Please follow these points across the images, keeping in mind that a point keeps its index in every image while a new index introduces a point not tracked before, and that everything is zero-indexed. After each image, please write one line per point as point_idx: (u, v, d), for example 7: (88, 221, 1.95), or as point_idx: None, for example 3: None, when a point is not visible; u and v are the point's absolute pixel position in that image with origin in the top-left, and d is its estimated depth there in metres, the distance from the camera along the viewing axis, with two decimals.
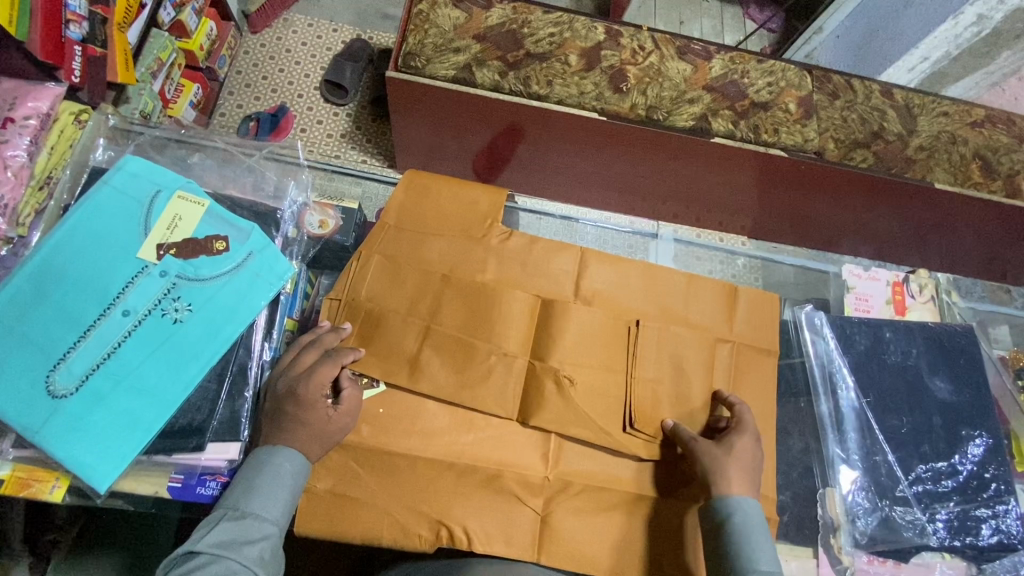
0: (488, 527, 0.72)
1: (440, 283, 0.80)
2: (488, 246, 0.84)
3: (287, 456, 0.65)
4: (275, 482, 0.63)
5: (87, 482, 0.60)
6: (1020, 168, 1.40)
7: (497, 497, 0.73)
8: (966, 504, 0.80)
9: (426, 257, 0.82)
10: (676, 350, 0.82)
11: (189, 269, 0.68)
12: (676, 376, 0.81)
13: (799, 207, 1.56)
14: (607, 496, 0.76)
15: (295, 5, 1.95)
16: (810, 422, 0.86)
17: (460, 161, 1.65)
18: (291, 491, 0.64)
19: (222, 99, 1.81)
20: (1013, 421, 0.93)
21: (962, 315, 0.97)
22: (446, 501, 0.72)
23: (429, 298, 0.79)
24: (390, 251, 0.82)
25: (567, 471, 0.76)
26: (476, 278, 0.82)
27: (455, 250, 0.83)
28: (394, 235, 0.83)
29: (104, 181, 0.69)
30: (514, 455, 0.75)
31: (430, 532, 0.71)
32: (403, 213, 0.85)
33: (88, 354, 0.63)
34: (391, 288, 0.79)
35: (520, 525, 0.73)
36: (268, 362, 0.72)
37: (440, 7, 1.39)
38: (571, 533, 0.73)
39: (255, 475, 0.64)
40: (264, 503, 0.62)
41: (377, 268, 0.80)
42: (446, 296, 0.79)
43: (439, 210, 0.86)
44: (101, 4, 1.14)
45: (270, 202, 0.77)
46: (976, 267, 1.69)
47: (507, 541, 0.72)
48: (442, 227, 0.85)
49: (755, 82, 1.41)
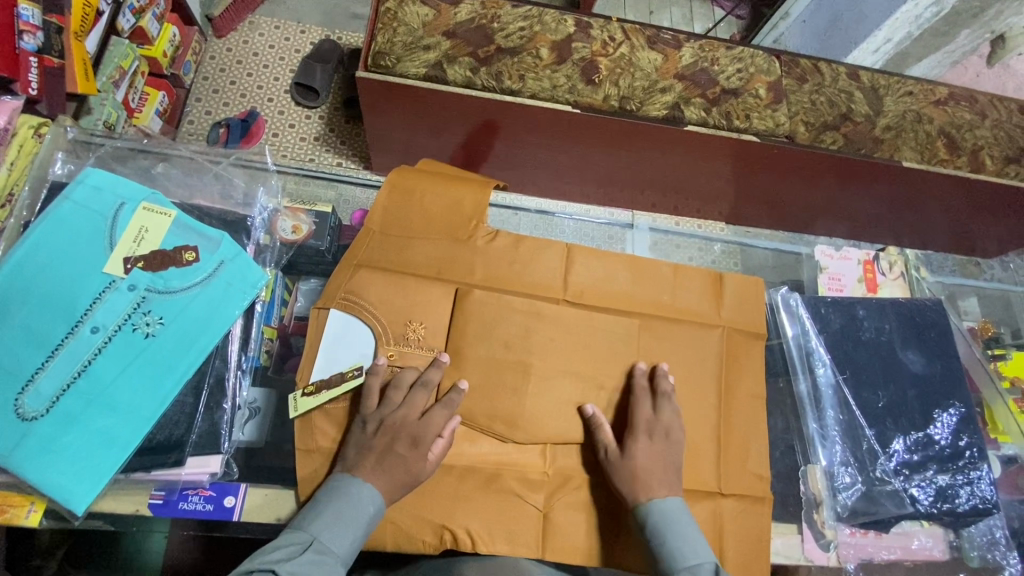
0: (491, 527, 0.72)
1: (428, 285, 0.79)
2: (475, 247, 0.83)
3: (371, 496, 0.65)
4: (361, 518, 0.64)
5: (65, 504, 0.59)
6: (982, 143, 1.43)
7: (493, 493, 0.74)
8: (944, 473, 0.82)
9: (414, 262, 0.80)
10: (659, 341, 0.83)
11: (159, 282, 0.67)
12: (658, 366, 0.82)
13: (774, 192, 1.59)
14: (604, 488, 0.76)
15: (260, 6, 1.92)
16: (790, 402, 0.88)
17: (437, 159, 1.64)
18: (364, 532, 0.64)
19: (190, 106, 1.78)
20: (983, 389, 0.96)
21: (932, 289, 1.00)
22: (446, 505, 0.72)
23: (412, 300, 0.78)
24: (374, 258, 0.80)
25: (565, 467, 0.77)
26: (464, 280, 0.81)
27: (440, 253, 0.82)
28: (379, 242, 0.81)
29: (65, 196, 0.67)
30: (512, 455, 0.76)
31: (434, 537, 0.71)
32: (386, 218, 0.83)
33: (57, 375, 0.61)
34: (378, 294, 0.78)
35: (522, 522, 0.74)
36: (247, 372, 0.71)
37: (408, 5, 1.38)
38: (570, 525, 0.75)
39: (345, 507, 0.64)
40: (344, 536, 0.63)
41: (365, 279, 0.78)
42: (433, 299, 0.79)
43: (423, 212, 0.83)
44: (55, 12, 1.11)
45: (240, 209, 0.76)
46: (947, 242, 1.74)
47: (510, 539, 0.72)
48: (427, 232, 0.83)
49: (725, 69, 1.43)
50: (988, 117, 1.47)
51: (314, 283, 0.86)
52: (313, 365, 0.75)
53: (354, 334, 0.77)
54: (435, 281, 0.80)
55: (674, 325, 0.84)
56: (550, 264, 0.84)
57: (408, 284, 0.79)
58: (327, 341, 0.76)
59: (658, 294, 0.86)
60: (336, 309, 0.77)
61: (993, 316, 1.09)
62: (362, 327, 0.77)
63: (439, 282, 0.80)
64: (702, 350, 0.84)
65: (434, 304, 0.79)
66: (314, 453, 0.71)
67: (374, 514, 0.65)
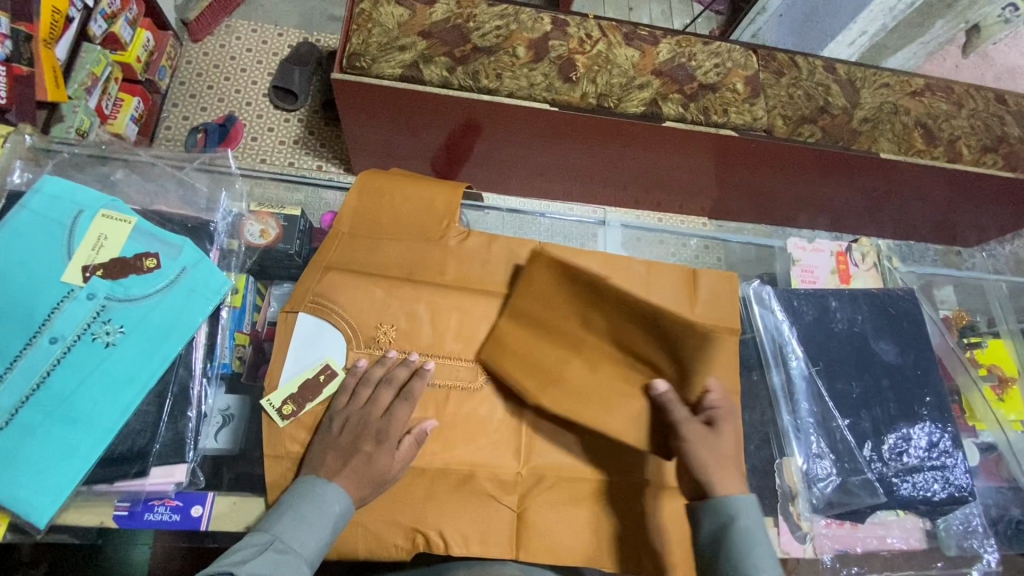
0: (465, 527, 0.71)
1: (399, 288, 0.79)
2: (446, 248, 0.83)
3: (338, 495, 0.65)
4: (325, 517, 0.64)
5: (25, 518, 0.58)
6: (959, 133, 1.45)
7: (469, 494, 0.73)
8: (922, 462, 0.82)
9: (384, 265, 0.80)
10: None
11: (119, 290, 0.66)
12: None
13: (755, 186, 1.59)
14: (579, 484, 0.76)
15: (236, 10, 1.90)
16: (765, 398, 0.87)
17: (418, 160, 1.63)
18: (331, 532, 0.64)
19: (166, 112, 1.76)
20: (958, 377, 0.96)
21: (906, 279, 1.00)
22: (419, 507, 0.71)
23: (383, 302, 0.79)
24: (343, 261, 0.79)
25: (539, 464, 0.76)
26: (434, 280, 0.81)
27: (411, 254, 0.81)
28: (349, 245, 0.81)
29: (21, 205, 0.66)
30: (487, 455, 0.76)
31: (406, 540, 0.70)
32: (356, 220, 0.82)
33: (15, 388, 0.60)
34: (348, 297, 0.78)
35: (496, 524, 0.73)
36: (212, 380, 0.70)
37: (382, 6, 1.37)
38: (546, 525, 0.73)
39: (307, 506, 0.64)
40: (307, 534, 0.62)
41: (335, 281, 0.78)
42: (404, 300, 0.79)
43: (394, 214, 0.83)
44: (24, 20, 1.09)
45: (202, 215, 0.75)
46: (928, 232, 1.76)
47: (484, 539, 0.72)
48: (398, 234, 0.82)
49: (702, 64, 1.43)
50: (964, 107, 1.48)
51: (288, 288, 0.85)
52: (281, 368, 0.74)
53: (322, 336, 0.76)
54: (405, 283, 0.80)
55: None
56: (523, 263, 0.84)
57: (379, 287, 0.79)
58: (295, 344, 0.75)
59: (632, 290, 0.86)
60: (306, 312, 0.76)
61: (971, 305, 1.10)
62: (332, 330, 0.76)
63: (410, 285, 0.80)
64: None
65: (404, 305, 0.79)
66: (284, 459, 0.70)
67: (339, 513, 0.65)
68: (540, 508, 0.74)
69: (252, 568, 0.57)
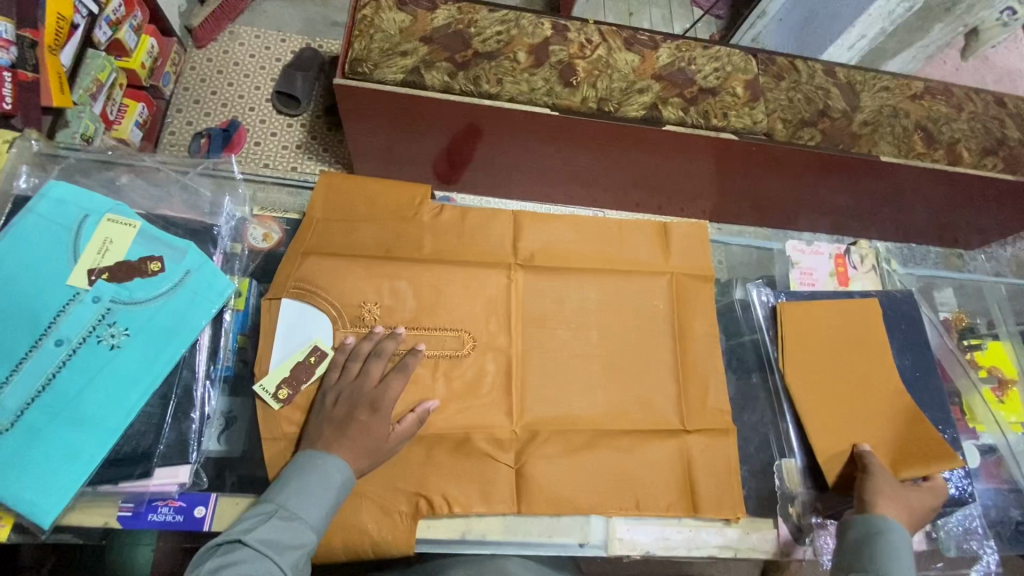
0: (466, 490, 0.73)
1: (381, 268, 0.80)
2: (421, 224, 0.84)
3: (338, 465, 0.65)
4: (325, 486, 0.64)
5: (31, 518, 0.58)
6: (959, 136, 1.45)
7: (470, 495, 0.72)
8: None
9: (363, 245, 0.81)
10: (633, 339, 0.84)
11: (124, 293, 0.67)
12: (633, 361, 0.83)
13: (755, 189, 1.60)
14: (572, 435, 0.77)
15: (240, 16, 1.92)
16: (764, 398, 0.87)
17: (420, 164, 1.64)
18: (333, 500, 0.64)
19: (170, 117, 1.77)
20: (959, 380, 0.97)
21: (905, 281, 1.00)
22: (418, 473, 0.72)
23: (380, 297, 0.79)
24: (321, 244, 0.80)
25: (532, 420, 0.77)
26: (418, 257, 0.82)
27: (387, 234, 0.82)
28: (323, 230, 0.81)
29: (28, 209, 0.67)
30: (479, 416, 0.76)
31: (409, 506, 0.71)
32: (329, 207, 0.83)
33: (21, 389, 0.61)
34: (342, 288, 0.78)
35: (497, 481, 0.74)
36: (216, 382, 0.71)
37: (384, 12, 1.39)
38: (547, 481, 0.74)
39: (307, 476, 0.65)
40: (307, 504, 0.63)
41: (317, 266, 0.78)
42: (398, 293, 0.80)
43: (366, 197, 0.84)
44: (30, 26, 1.11)
45: (206, 219, 0.76)
46: (929, 234, 1.76)
47: (485, 498, 0.73)
48: (370, 217, 0.83)
49: (702, 68, 1.44)
50: (964, 110, 1.48)
51: None
52: (270, 354, 0.74)
53: (307, 319, 0.76)
54: (386, 262, 0.80)
55: (647, 321, 0.85)
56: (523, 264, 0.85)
57: (359, 265, 0.79)
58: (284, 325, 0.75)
59: (631, 291, 0.86)
60: (288, 298, 0.76)
61: (971, 306, 1.10)
62: (315, 312, 0.77)
63: (390, 265, 0.80)
64: (677, 345, 0.84)
65: (404, 305, 0.79)
66: (281, 441, 0.71)
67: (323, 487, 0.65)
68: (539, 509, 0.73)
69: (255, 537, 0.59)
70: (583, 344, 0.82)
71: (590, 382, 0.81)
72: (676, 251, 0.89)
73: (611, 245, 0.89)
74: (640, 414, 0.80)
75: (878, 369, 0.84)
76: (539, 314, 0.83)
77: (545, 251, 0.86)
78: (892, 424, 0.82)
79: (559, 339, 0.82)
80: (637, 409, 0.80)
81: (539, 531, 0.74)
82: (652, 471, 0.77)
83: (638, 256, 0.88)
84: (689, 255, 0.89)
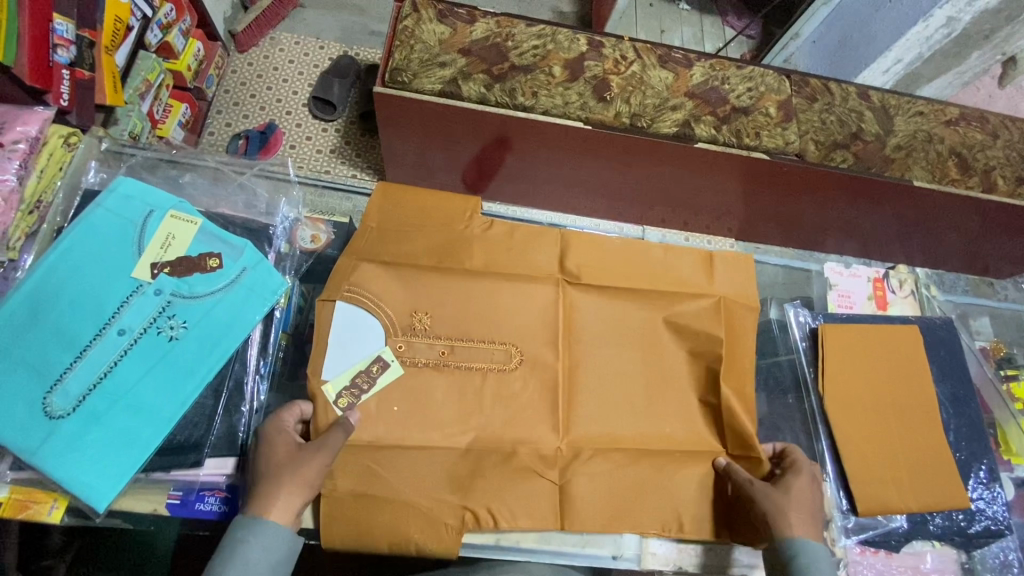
0: (497, 503, 0.73)
1: (432, 280, 0.82)
2: (470, 235, 0.86)
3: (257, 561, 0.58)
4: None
5: (86, 500, 0.60)
6: (995, 164, 1.44)
7: (504, 499, 0.73)
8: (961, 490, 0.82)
9: (413, 255, 0.83)
10: (666, 357, 0.84)
11: (183, 287, 0.69)
12: (665, 376, 0.84)
13: (783, 209, 1.60)
14: (606, 456, 0.77)
15: (281, 23, 1.98)
16: (800, 418, 0.84)
17: (450, 172, 1.67)
18: None
19: (211, 118, 1.83)
20: (995, 410, 0.96)
21: (942, 308, 1.00)
22: (452, 482, 0.73)
23: (423, 304, 0.81)
24: (374, 253, 0.81)
25: (563, 439, 0.78)
26: (463, 268, 0.83)
27: (437, 246, 0.84)
28: (376, 238, 0.83)
29: (97, 203, 0.70)
30: (515, 430, 0.77)
31: (436, 517, 0.71)
32: (383, 218, 0.85)
33: (84, 375, 0.63)
34: (391, 298, 0.80)
35: (526, 496, 0.74)
36: (264, 378, 0.73)
37: (425, 23, 1.42)
38: (577, 501, 0.75)
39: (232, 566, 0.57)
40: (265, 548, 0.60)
41: (371, 277, 0.80)
42: (446, 304, 0.81)
43: (419, 210, 0.86)
44: (88, 28, 1.16)
45: (263, 219, 0.79)
46: (958, 261, 1.74)
47: (515, 511, 0.73)
48: (421, 229, 0.85)
49: (735, 88, 1.45)
50: (1000, 138, 1.47)
51: None
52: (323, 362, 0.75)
53: (359, 325, 0.78)
54: (434, 272, 0.82)
55: (681, 338, 0.85)
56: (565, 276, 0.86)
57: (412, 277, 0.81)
58: (336, 332, 0.77)
59: (669, 305, 0.86)
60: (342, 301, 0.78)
61: (1006, 336, 1.09)
62: (369, 319, 0.78)
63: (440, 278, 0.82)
64: (716, 362, 0.84)
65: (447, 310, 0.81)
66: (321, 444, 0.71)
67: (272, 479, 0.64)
68: (571, 517, 0.74)
69: None
70: (617, 356, 0.83)
71: (623, 395, 0.81)
72: (717, 267, 0.88)
73: (649, 259, 0.89)
74: (671, 432, 0.80)
75: (914, 397, 0.84)
76: (576, 325, 0.84)
77: (592, 266, 0.87)
78: (929, 451, 0.81)
79: (595, 350, 0.83)
80: (668, 423, 0.81)
81: (574, 541, 0.74)
82: (681, 488, 0.77)
83: (676, 271, 0.88)
84: (730, 271, 0.88)
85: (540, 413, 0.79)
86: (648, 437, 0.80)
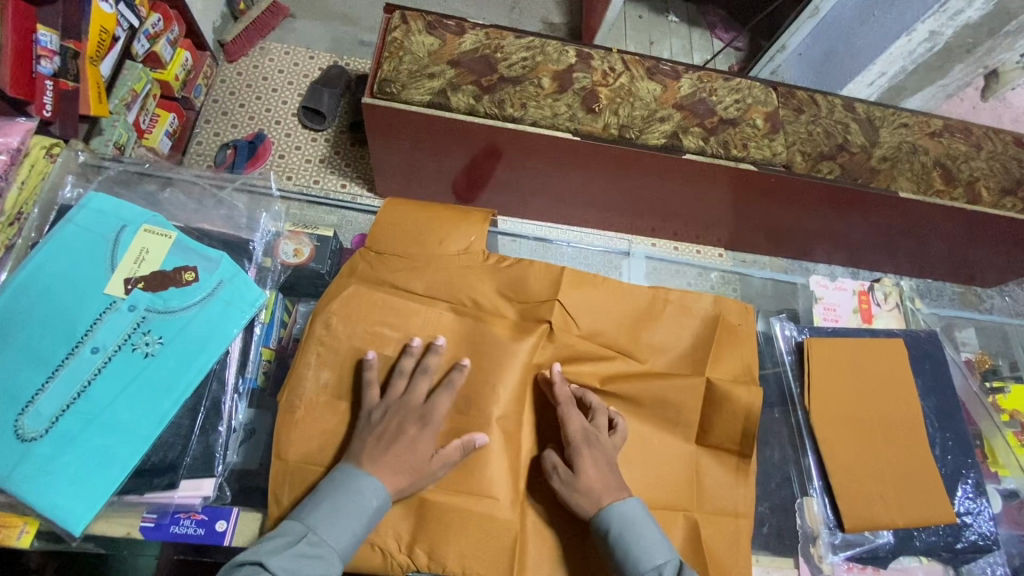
0: (473, 536, 0.69)
1: (440, 300, 0.80)
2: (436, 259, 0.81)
3: (374, 489, 0.65)
4: (357, 511, 0.64)
5: (61, 524, 0.59)
6: (978, 175, 1.45)
7: (466, 534, 0.69)
8: (953, 501, 0.81)
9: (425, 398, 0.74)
10: (660, 391, 0.79)
11: (159, 302, 0.69)
12: (651, 412, 0.79)
13: (771, 218, 1.60)
14: None
15: (271, 33, 1.97)
16: (787, 432, 0.85)
17: (439, 182, 1.66)
18: (366, 518, 0.64)
19: (198, 128, 1.81)
20: (981, 422, 0.96)
21: (927, 321, 1.00)
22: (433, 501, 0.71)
23: (432, 327, 0.77)
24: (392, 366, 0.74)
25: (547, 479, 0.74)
26: (452, 267, 0.82)
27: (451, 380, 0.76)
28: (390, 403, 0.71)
29: (68, 219, 0.69)
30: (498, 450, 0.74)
31: (399, 542, 0.68)
32: (382, 237, 0.82)
33: (57, 396, 0.62)
34: (346, 321, 0.76)
35: (498, 534, 0.70)
36: (243, 395, 0.72)
37: (414, 34, 1.42)
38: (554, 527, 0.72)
39: (341, 499, 0.64)
40: (336, 533, 0.62)
41: (349, 306, 0.76)
42: (446, 328, 0.77)
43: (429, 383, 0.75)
44: (72, 37, 1.09)
45: (242, 233, 0.79)
46: (943, 271, 1.77)
47: (488, 549, 0.69)
48: (437, 265, 0.81)
49: (723, 100, 1.46)
50: (983, 149, 1.49)
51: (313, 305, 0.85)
52: None
53: None
54: (412, 275, 0.80)
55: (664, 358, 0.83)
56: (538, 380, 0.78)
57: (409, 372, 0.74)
58: None
59: (656, 334, 0.84)
60: None
61: (991, 347, 1.10)
62: None
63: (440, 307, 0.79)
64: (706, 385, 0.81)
65: (452, 335, 0.77)
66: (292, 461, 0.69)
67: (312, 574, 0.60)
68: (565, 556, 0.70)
69: (283, 562, 0.59)
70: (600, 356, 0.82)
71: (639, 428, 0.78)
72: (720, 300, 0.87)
73: (638, 310, 0.84)
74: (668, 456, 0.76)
75: (895, 410, 0.84)
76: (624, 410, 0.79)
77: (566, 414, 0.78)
78: (914, 464, 0.81)
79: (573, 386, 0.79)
80: (669, 463, 0.77)
81: None
82: (685, 488, 0.77)
83: (678, 317, 0.85)
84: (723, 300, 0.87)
85: (530, 465, 0.74)
86: (601, 485, 0.69)
